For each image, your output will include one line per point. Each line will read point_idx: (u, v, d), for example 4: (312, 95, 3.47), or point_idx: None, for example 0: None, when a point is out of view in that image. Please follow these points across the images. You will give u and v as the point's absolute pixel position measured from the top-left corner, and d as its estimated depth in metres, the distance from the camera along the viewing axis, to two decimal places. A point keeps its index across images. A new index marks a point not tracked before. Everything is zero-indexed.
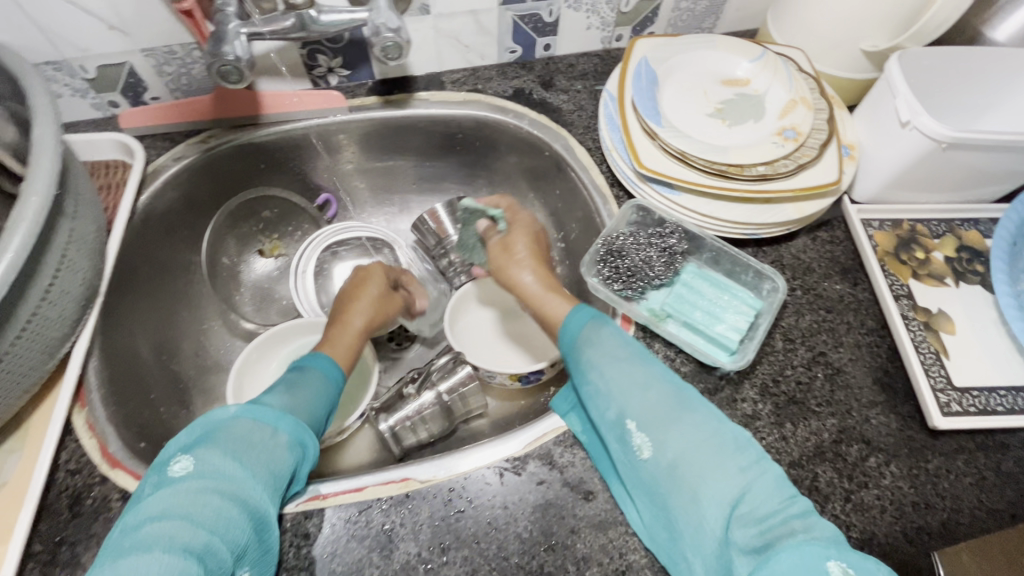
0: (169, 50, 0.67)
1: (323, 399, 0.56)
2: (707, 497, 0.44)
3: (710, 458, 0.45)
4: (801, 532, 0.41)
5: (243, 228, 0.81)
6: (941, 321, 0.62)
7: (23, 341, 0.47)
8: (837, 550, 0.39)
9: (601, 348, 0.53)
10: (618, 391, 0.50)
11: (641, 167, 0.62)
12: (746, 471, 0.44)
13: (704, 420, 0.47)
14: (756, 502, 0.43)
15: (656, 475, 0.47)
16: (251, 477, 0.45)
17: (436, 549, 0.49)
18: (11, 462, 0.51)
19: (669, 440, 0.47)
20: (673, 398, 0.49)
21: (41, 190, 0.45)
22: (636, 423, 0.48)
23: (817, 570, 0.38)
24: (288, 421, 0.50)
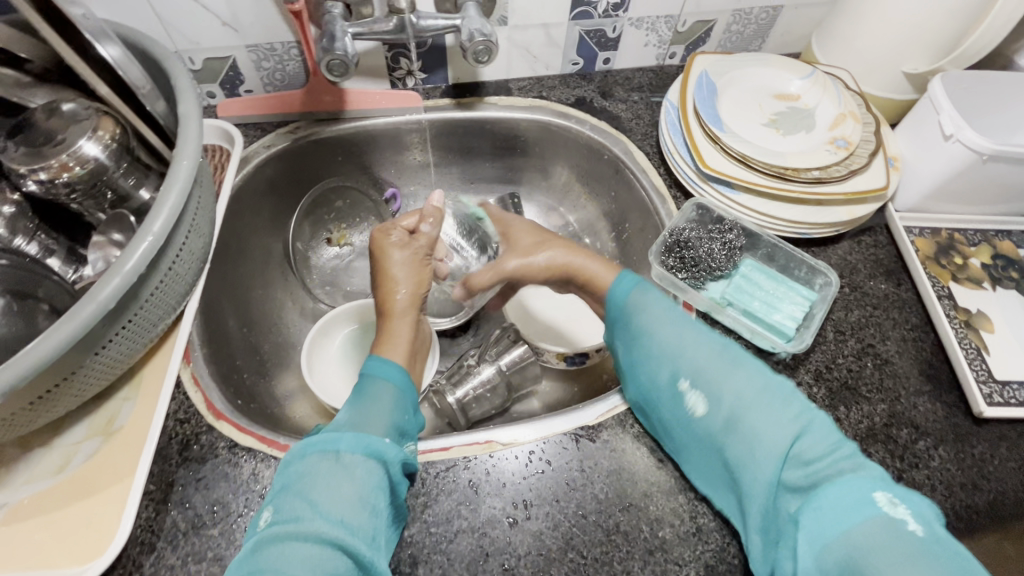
0: (270, 47, 0.73)
1: (388, 407, 0.53)
2: (763, 444, 0.45)
3: (760, 406, 0.46)
4: (846, 471, 0.42)
5: (318, 215, 0.85)
6: (980, 320, 0.66)
7: (156, 296, 0.53)
8: (883, 484, 0.41)
9: (653, 310, 0.55)
10: (671, 351, 0.52)
11: (705, 167, 0.67)
12: (797, 420, 0.45)
13: (755, 371, 0.49)
14: (811, 448, 0.44)
15: (714, 427, 0.48)
16: (326, 510, 0.44)
17: (519, 505, 0.53)
18: (127, 408, 0.56)
19: (723, 391, 0.48)
20: (724, 356, 0.50)
21: (189, 156, 0.51)
22: (690, 381, 0.50)
23: (864, 500, 0.40)
24: (346, 440, 0.48)
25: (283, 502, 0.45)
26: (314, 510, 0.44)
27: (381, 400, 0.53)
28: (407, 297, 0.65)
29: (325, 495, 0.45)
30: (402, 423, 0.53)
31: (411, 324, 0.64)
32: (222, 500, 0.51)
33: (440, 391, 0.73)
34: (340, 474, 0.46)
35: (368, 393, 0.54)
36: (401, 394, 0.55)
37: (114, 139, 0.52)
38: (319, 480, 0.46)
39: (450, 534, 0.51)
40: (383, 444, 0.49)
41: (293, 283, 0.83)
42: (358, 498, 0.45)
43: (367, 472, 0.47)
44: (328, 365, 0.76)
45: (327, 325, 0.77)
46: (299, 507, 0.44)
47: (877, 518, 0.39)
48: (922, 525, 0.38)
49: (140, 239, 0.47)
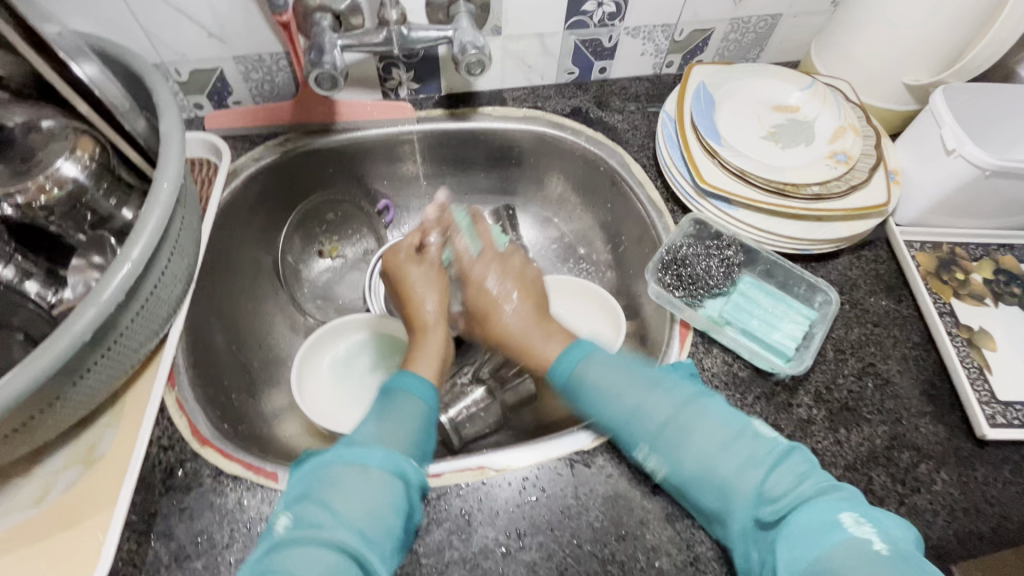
0: (258, 58, 0.71)
1: (417, 427, 0.51)
2: (735, 490, 0.46)
3: (724, 455, 0.47)
4: (816, 495, 0.44)
5: (309, 228, 0.84)
6: (983, 338, 0.65)
7: (137, 322, 0.51)
8: (849, 505, 0.44)
9: (598, 373, 0.55)
10: (633, 411, 0.52)
11: (703, 183, 0.66)
12: (765, 462, 0.47)
13: (720, 416, 0.50)
14: (778, 483, 0.46)
15: (685, 480, 0.49)
16: (347, 522, 0.43)
17: (513, 534, 0.52)
18: (109, 435, 0.54)
19: (687, 446, 0.49)
20: (671, 409, 0.51)
21: (171, 177, 0.49)
22: (648, 441, 0.51)
23: (831, 521, 0.42)
24: (376, 455, 0.47)
25: (304, 507, 0.44)
26: (335, 519, 0.43)
27: (409, 417, 0.51)
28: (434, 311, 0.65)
29: (346, 507, 0.43)
30: (426, 447, 0.51)
31: (441, 336, 0.63)
32: (207, 531, 0.50)
33: (433, 410, 0.71)
34: (364, 487, 0.45)
35: (394, 407, 0.52)
36: (429, 413, 0.53)
37: (93, 158, 0.51)
38: (342, 490, 0.44)
39: (441, 565, 0.50)
40: (410, 465, 0.48)
41: (284, 298, 0.81)
42: (378, 514, 0.44)
43: (390, 491, 0.45)
44: (318, 383, 0.74)
45: (317, 344, 0.75)
46: (319, 515, 0.43)
47: (844, 542, 0.41)
48: (890, 546, 0.41)
49: (117, 265, 0.45)
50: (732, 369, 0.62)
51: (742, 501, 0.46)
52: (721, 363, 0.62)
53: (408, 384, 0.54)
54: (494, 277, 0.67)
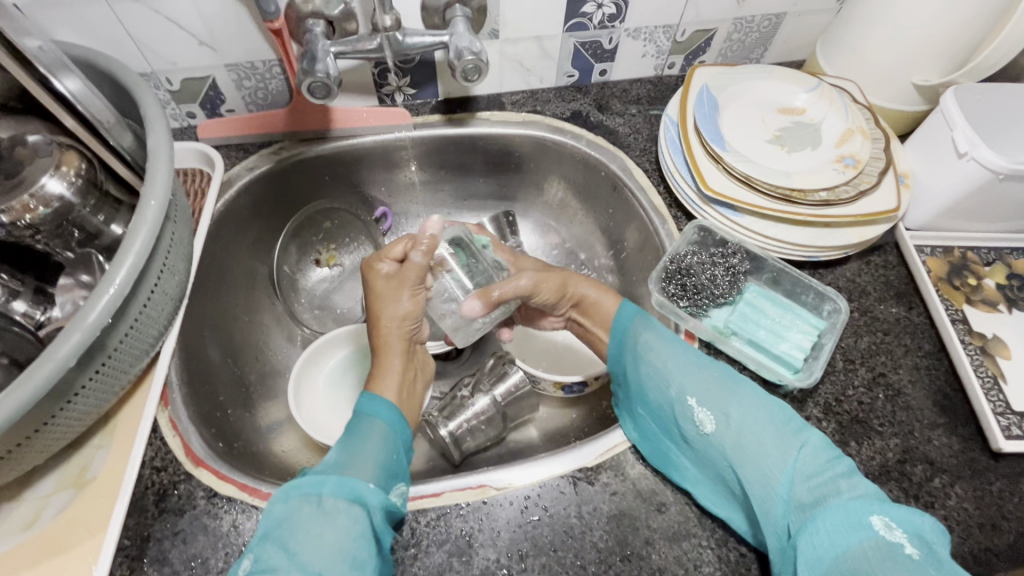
0: (250, 66, 0.70)
1: (376, 449, 0.51)
2: (769, 463, 0.46)
3: (763, 425, 0.47)
4: (846, 491, 0.42)
5: (305, 237, 0.83)
6: (997, 345, 0.63)
7: (127, 342, 0.50)
8: (880, 506, 0.40)
9: (654, 339, 0.57)
10: (676, 373, 0.53)
11: (707, 189, 0.64)
12: (800, 436, 0.46)
13: (758, 392, 0.50)
14: (809, 463, 0.45)
15: (721, 448, 0.49)
16: (304, 560, 0.41)
17: (515, 555, 0.50)
18: (100, 456, 0.53)
19: (730, 411, 0.49)
20: (724, 379, 0.52)
21: (158, 196, 0.47)
22: (696, 400, 0.51)
23: (861, 526, 0.39)
24: (330, 483, 0.46)
25: (263, 551, 0.43)
26: (291, 561, 0.41)
27: (366, 441, 0.51)
28: (399, 322, 0.62)
29: (305, 543, 0.42)
30: (389, 466, 0.50)
31: (403, 356, 0.61)
32: (200, 556, 0.48)
33: (433, 423, 0.70)
34: (323, 521, 0.44)
35: (356, 433, 0.52)
36: (391, 434, 0.53)
37: (79, 174, 0.50)
38: (299, 529, 0.43)
39: None
40: (368, 488, 0.47)
41: (281, 308, 0.80)
42: (340, 546, 0.43)
43: (350, 520, 0.45)
44: (316, 395, 0.73)
45: (314, 356, 0.73)
46: (278, 557, 0.42)
47: (872, 541, 0.38)
48: (920, 548, 0.38)
49: (103, 288, 0.43)
50: None
51: (776, 477, 0.45)
52: None
53: (374, 408, 0.54)
54: (528, 277, 0.64)
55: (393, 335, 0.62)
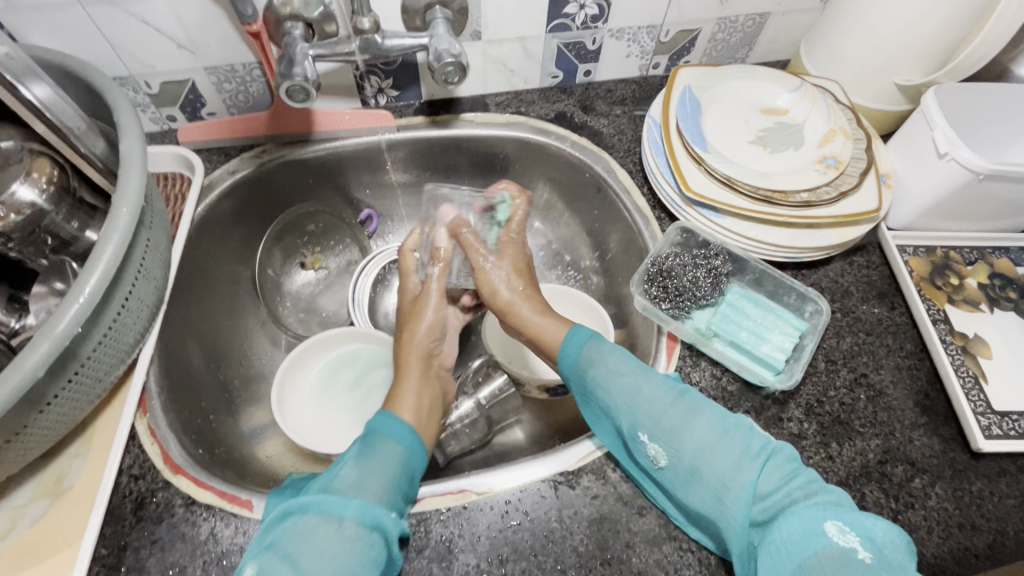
0: (231, 68, 0.69)
1: (395, 470, 0.51)
2: (726, 490, 0.45)
3: (718, 452, 0.46)
4: (804, 499, 0.43)
5: (288, 240, 0.82)
6: (978, 345, 0.63)
7: (101, 350, 0.49)
8: (835, 512, 0.42)
9: (604, 367, 0.55)
10: (627, 406, 0.52)
11: (688, 191, 0.64)
12: (758, 458, 0.45)
13: (713, 416, 0.49)
14: (767, 483, 0.44)
15: (676, 481, 0.48)
16: None
17: (495, 560, 0.50)
18: (77, 465, 0.53)
19: (682, 444, 0.48)
20: (677, 406, 0.50)
21: (129, 202, 0.47)
22: (648, 436, 0.50)
23: (816, 532, 0.40)
24: (352, 506, 0.46)
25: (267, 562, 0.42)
26: None
27: (382, 460, 0.51)
28: (420, 351, 0.66)
29: (309, 562, 0.42)
30: (404, 488, 0.50)
31: (422, 377, 0.64)
32: (178, 564, 0.48)
33: None
34: (337, 543, 0.44)
35: (373, 449, 0.52)
36: (408, 458, 0.53)
37: (51, 181, 0.50)
38: (306, 548, 0.43)
39: None
40: (385, 515, 0.46)
41: (265, 312, 0.80)
42: (347, 571, 0.42)
43: (363, 545, 0.44)
44: (301, 399, 0.73)
45: (299, 358, 0.73)
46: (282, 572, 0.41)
47: (826, 550, 0.39)
48: (874, 553, 0.39)
49: (72, 297, 0.43)
50: (721, 383, 0.60)
51: (733, 503, 0.45)
52: (710, 377, 0.60)
53: (388, 426, 0.54)
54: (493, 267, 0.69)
55: (414, 357, 0.66)
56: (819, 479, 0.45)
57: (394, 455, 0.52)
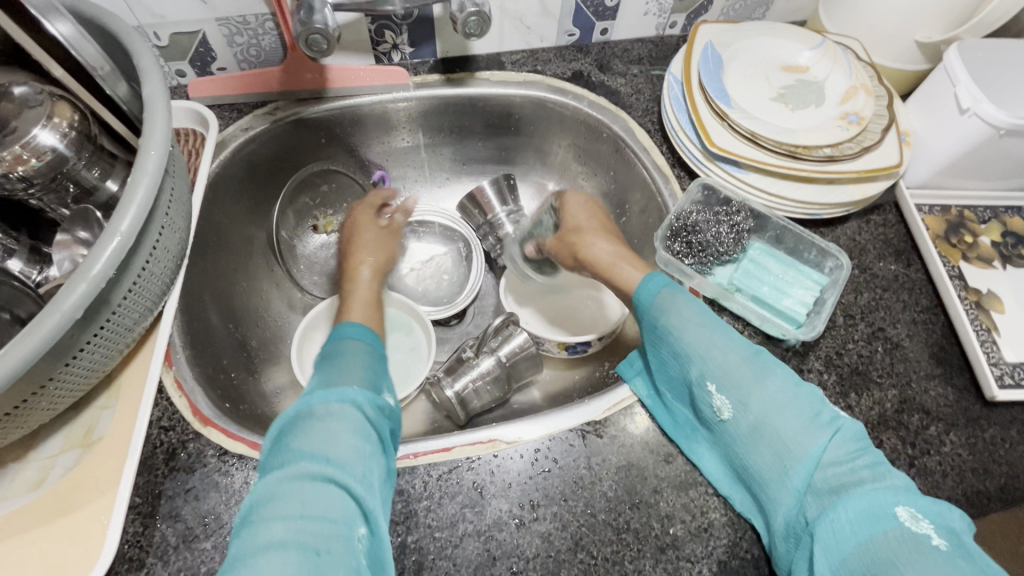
0: (242, 20, 0.67)
1: (360, 362, 0.53)
2: (790, 452, 0.44)
3: (789, 418, 0.45)
4: (872, 480, 0.42)
5: (300, 202, 0.81)
6: (991, 300, 0.64)
7: (130, 299, 0.49)
8: (906, 497, 0.40)
9: (676, 316, 0.52)
10: (698, 355, 0.50)
11: (712, 147, 0.64)
12: (827, 428, 0.45)
13: (785, 380, 0.47)
14: (835, 453, 0.44)
15: (735, 434, 0.48)
16: (311, 455, 0.42)
17: (527, 505, 0.51)
18: (107, 417, 0.52)
19: (752, 401, 0.47)
20: (752, 365, 0.48)
21: (157, 146, 0.46)
22: (716, 385, 0.49)
23: (887, 514, 0.39)
24: (319, 395, 0.47)
25: (270, 461, 0.43)
26: (297, 455, 0.42)
27: (340, 359, 0.53)
28: (371, 273, 0.71)
29: (306, 441, 0.43)
30: (373, 372, 0.53)
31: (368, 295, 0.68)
32: (215, 511, 0.49)
33: (438, 385, 0.70)
34: (319, 424, 0.44)
35: (332, 354, 0.54)
36: (370, 351, 0.56)
37: (72, 126, 0.48)
38: (297, 433, 0.44)
39: (455, 538, 0.50)
40: (354, 391, 0.48)
41: (280, 274, 0.79)
42: (343, 440, 0.44)
43: (341, 417, 0.45)
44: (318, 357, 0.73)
45: (315, 320, 0.73)
46: (285, 457, 0.42)
47: (896, 531, 0.39)
48: (947, 540, 0.39)
49: (107, 239, 0.42)
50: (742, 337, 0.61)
51: (793, 467, 0.44)
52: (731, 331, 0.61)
53: (343, 330, 0.58)
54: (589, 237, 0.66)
55: (364, 270, 0.71)
56: (882, 460, 0.44)
57: (357, 350, 0.55)
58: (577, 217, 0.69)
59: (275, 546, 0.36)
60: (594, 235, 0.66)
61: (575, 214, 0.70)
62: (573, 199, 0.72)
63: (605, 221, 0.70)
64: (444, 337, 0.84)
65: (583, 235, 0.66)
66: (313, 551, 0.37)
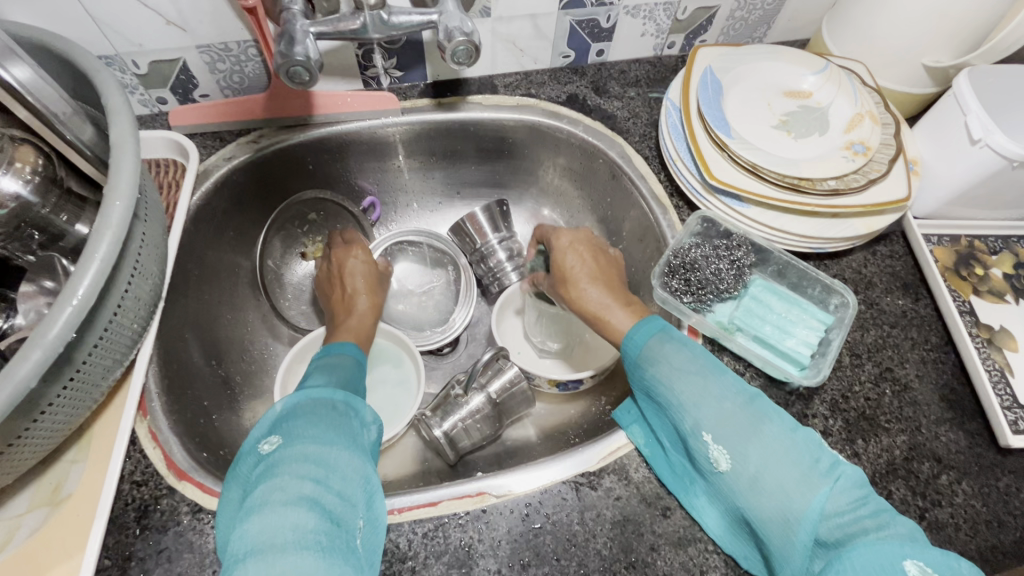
0: (224, 47, 0.65)
1: (357, 374, 0.56)
2: (792, 507, 0.41)
3: (787, 469, 0.42)
4: (876, 528, 0.39)
5: (289, 229, 0.79)
6: (1003, 338, 0.62)
7: (98, 351, 0.46)
8: (912, 548, 0.38)
9: (669, 357, 0.50)
10: (692, 405, 0.47)
11: (711, 179, 0.61)
12: (828, 477, 0.42)
13: (781, 428, 0.44)
14: (835, 505, 0.41)
15: (736, 486, 0.45)
16: (340, 439, 0.44)
17: (516, 566, 0.48)
18: (76, 472, 0.50)
19: (750, 451, 0.44)
20: (747, 413, 0.45)
21: (123, 195, 0.43)
22: (713, 435, 0.46)
23: (895, 569, 0.37)
24: (343, 392, 0.50)
25: (293, 430, 0.44)
26: (328, 435, 0.44)
27: (339, 369, 0.55)
28: (371, 297, 0.71)
29: (333, 428, 0.45)
30: (358, 384, 0.55)
31: (361, 319, 0.69)
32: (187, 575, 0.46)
33: (427, 423, 0.68)
34: (343, 415, 0.47)
35: (330, 362, 0.56)
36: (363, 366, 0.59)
37: (36, 171, 0.47)
38: (322, 418, 0.46)
39: None
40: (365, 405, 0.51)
41: (266, 305, 0.77)
42: (357, 438, 0.47)
43: (359, 418, 0.49)
44: None
45: (296, 361, 0.70)
46: (313, 432, 0.44)
47: None
48: None
49: (67, 297, 0.40)
50: (743, 379, 0.58)
51: (797, 526, 0.41)
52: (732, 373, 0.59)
53: (332, 348, 0.59)
54: (587, 282, 0.62)
55: (360, 298, 0.70)
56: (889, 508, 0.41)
57: (354, 363, 0.57)
58: (572, 259, 0.64)
59: (303, 502, 0.38)
60: (589, 282, 0.62)
61: (566, 256, 0.64)
62: (563, 241, 0.66)
63: (601, 257, 0.65)
64: (436, 368, 0.81)
65: (576, 281, 0.62)
66: (332, 518, 0.39)
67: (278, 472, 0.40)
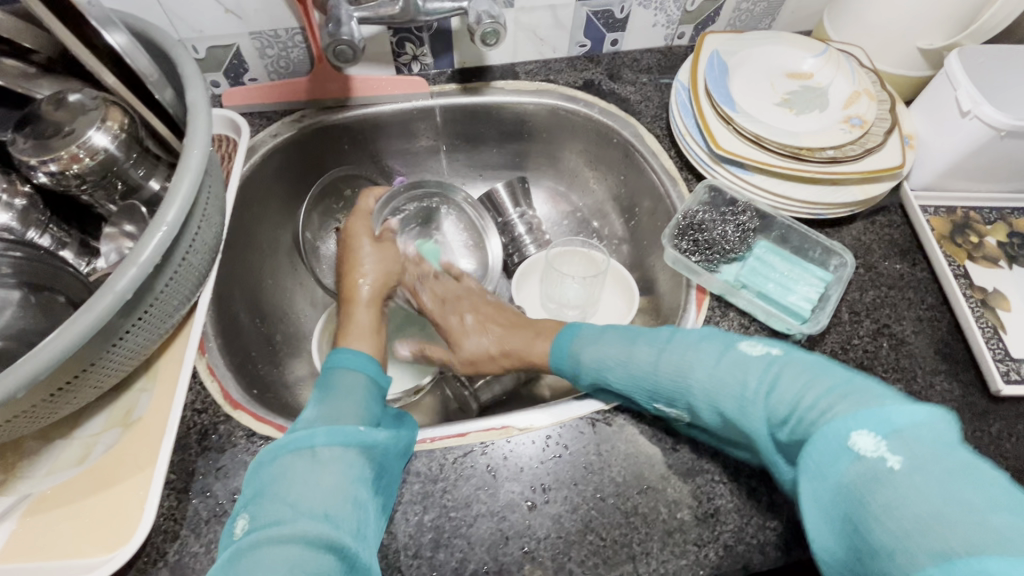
0: (274, 34, 0.72)
1: (361, 398, 0.54)
2: (747, 425, 0.46)
3: (729, 393, 0.47)
4: (822, 417, 0.41)
5: (328, 204, 0.84)
6: (997, 299, 0.65)
7: (170, 286, 0.53)
8: (859, 420, 0.39)
9: (594, 347, 0.58)
10: (635, 369, 0.54)
11: (717, 149, 0.67)
12: (766, 386, 0.46)
13: (715, 357, 0.50)
14: (782, 408, 0.44)
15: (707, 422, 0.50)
16: (309, 511, 0.43)
17: (538, 488, 0.53)
18: (144, 399, 0.56)
19: (692, 386, 0.49)
20: (681, 356, 0.51)
21: (200, 145, 0.50)
22: (662, 389, 0.51)
23: (843, 449, 0.39)
24: (320, 434, 0.48)
25: (259, 508, 0.43)
26: (293, 510, 0.43)
27: (340, 398, 0.53)
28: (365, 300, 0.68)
29: (303, 497, 0.44)
30: (369, 411, 0.53)
31: (372, 314, 0.67)
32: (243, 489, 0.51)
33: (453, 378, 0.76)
34: (316, 468, 0.46)
35: (332, 387, 0.55)
36: (370, 385, 0.56)
37: (122, 129, 0.53)
38: (293, 482, 0.45)
39: (470, 518, 0.52)
40: (359, 432, 0.49)
41: (303, 274, 0.83)
42: (338, 492, 0.45)
43: (341, 464, 0.47)
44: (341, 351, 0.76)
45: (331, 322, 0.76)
46: (279, 511, 0.43)
47: (855, 465, 0.38)
48: (905, 453, 0.37)
49: (154, 228, 0.46)
50: (748, 332, 0.63)
51: (758, 437, 0.45)
52: (738, 326, 0.63)
53: (340, 361, 0.57)
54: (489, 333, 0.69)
55: (364, 287, 0.69)
56: (839, 385, 0.43)
57: (356, 382, 0.55)
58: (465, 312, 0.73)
59: None
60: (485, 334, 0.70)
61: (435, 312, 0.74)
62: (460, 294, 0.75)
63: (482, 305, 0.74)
64: None
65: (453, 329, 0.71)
66: None
67: (240, 560, 0.40)
